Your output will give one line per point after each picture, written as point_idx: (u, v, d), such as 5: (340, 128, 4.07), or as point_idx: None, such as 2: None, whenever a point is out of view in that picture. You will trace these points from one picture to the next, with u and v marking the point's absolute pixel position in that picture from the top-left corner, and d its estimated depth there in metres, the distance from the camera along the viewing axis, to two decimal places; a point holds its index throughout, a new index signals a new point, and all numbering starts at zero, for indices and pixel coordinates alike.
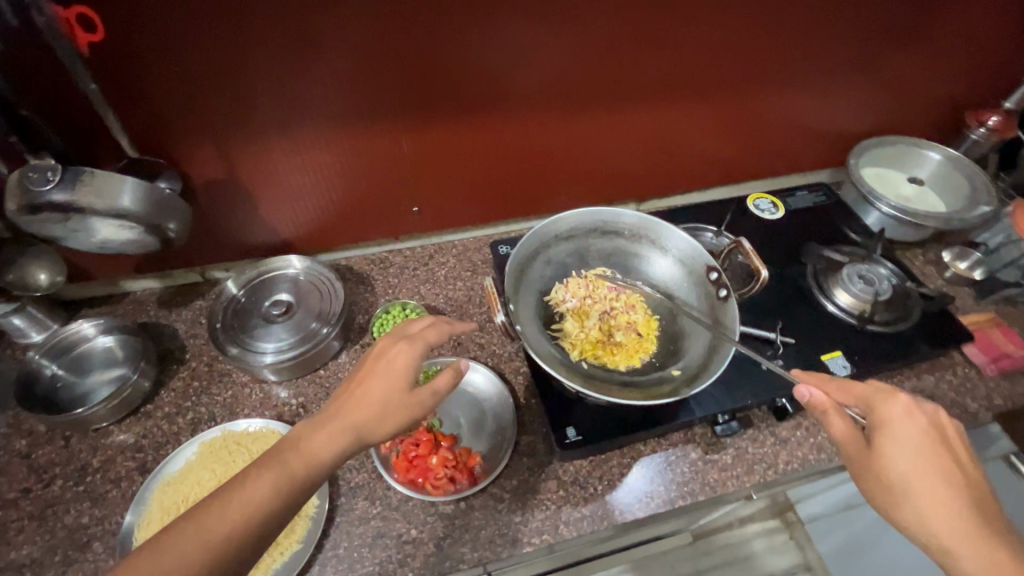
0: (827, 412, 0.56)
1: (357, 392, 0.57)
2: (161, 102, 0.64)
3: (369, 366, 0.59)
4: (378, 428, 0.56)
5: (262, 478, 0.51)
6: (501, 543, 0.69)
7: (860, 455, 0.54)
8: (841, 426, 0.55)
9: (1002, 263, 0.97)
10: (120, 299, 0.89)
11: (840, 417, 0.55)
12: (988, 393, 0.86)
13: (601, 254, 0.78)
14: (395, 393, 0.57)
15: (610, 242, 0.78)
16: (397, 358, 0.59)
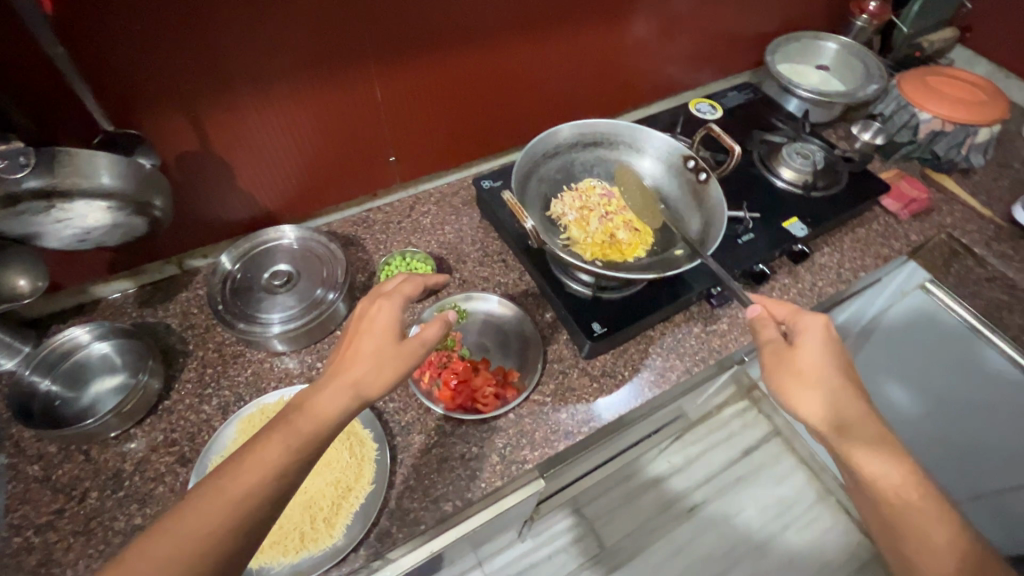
0: (761, 324, 0.66)
1: (349, 352, 0.60)
2: (127, 65, 0.60)
3: (357, 327, 0.62)
4: (376, 382, 0.58)
5: (258, 452, 0.52)
6: (555, 438, 0.75)
7: (781, 354, 0.63)
8: (772, 334, 0.65)
9: (897, 127, 1.14)
10: (93, 307, 0.83)
11: (772, 327, 0.65)
12: (906, 233, 1.03)
13: (589, 163, 0.84)
14: (385, 349, 0.59)
15: (596, 151, 0.84)
16: (378, 314, 0.61)
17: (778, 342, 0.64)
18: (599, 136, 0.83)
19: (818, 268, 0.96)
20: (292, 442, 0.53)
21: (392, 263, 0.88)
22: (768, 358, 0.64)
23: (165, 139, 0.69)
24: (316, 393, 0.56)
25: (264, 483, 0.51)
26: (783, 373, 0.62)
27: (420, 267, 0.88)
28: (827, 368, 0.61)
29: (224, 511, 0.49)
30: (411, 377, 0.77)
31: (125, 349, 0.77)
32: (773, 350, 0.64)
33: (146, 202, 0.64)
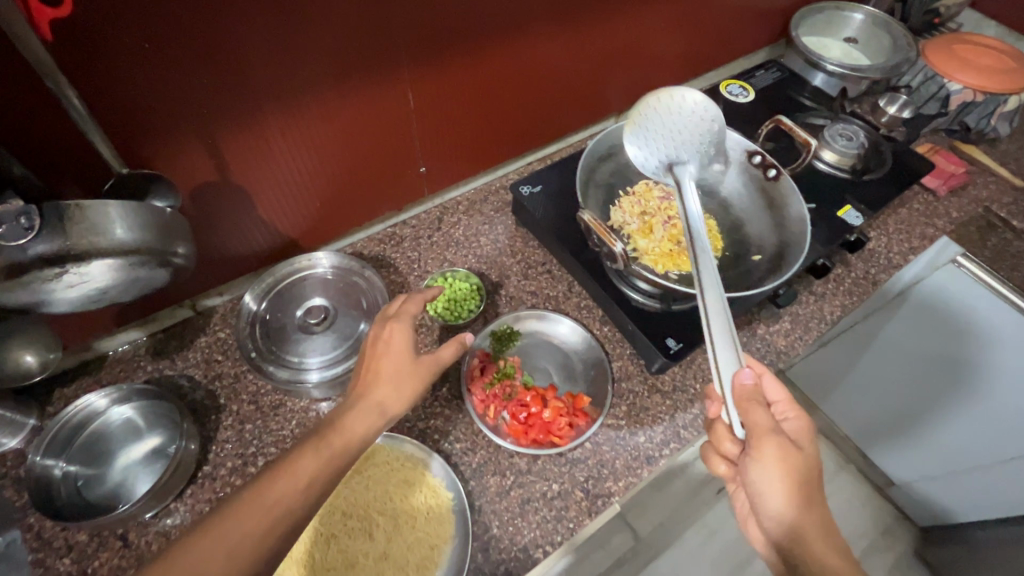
0: (752, 403, 0.48)
1: (368, 373, 0.58)
2: (140, 88, 0.51)
3: (374, 349, 0.59)
4: (399, 400, 0.56)
5: (293, 466, 0.49)
6: (638, 465, 0.70)
7: (779, 446, 0.47)
8: (764, 420, 0.48)
9: (924, 99, 1.11)
10: (101, 365, 0.73)
11: (767, 411, 0.48)
12: (946, 210, 1.02)
13: (661, 118, 0.70)
14: (404, 371, 0.57)
15: (678, 125, 0.69)
16: (394, 337, 0.59)
17: (779, 433, 0.48)
18: (705, 118, 0.69)
19: (868, 255, 0.93)
20: (326, 459, 0.50)
21: (436, 284, 0.81)
22: (763, 452, 0.47)
23: (180, 169, 0.60)
24: (347, 417, 0.53)
25: (304, 498, 0.48)
26: (775, 476, 0.47)
27: (466, 287, 0.81)
28: (814, 476, 0.49)
29: (254, 527, 0.45)
30: (475, 413, 0.71)
31: (149, 413, 0.68)
32: (775, 445, 0.47)
33: (167, 251, 0.54)
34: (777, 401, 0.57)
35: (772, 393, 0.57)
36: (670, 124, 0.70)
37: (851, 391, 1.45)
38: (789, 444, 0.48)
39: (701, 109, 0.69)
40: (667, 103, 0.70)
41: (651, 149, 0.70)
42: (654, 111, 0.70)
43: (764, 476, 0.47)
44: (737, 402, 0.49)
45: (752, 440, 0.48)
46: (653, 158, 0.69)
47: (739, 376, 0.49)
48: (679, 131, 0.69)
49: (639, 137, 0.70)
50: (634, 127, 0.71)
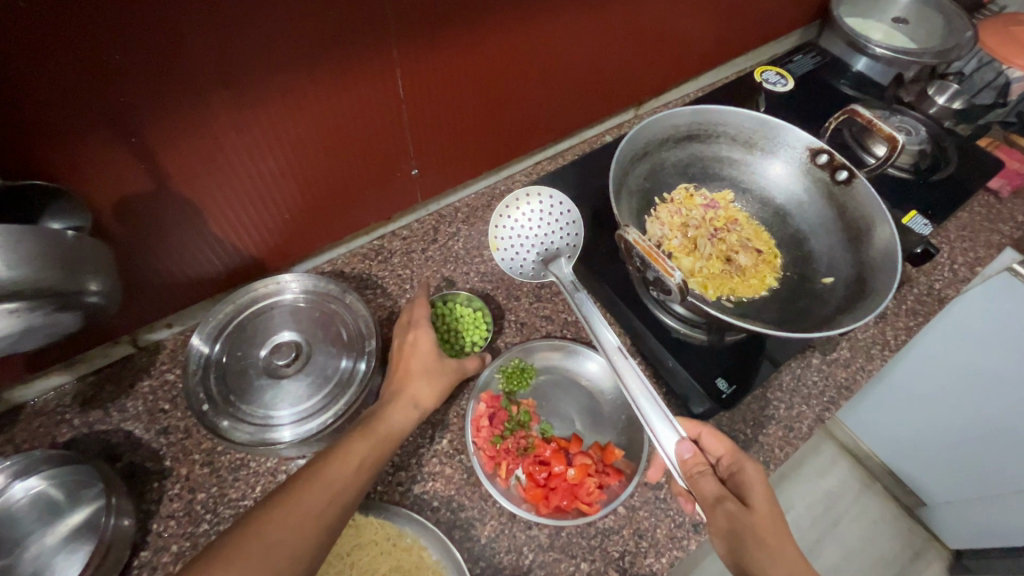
0: (700, 474, 0.47)
1: (397, 370, 0.55)
2: (21, 65, 0.36)
3: (402, 350, 0.56)
4: (432, 394, 0.54)
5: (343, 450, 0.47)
6: (683, 535, 0.57)
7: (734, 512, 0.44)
8: (713, 488, 0.45)
9: (978, 88, 0.99)
10: (13, 420, 0.58)
11: (713, 479, 0.46)
12: (1011, 213, 0.90)
13: (522, 218, 0.71)
14: (435, 370, 0.55)
15: (541, 223, 0.70)
16: (419, 340, 0.56)
17: (730, 498, 0.45)
18: (560, 214, 0.70)
19: (931, 267, 0.81)
20: (373, 449, 0.48)
21: (437, 312, 0.66)
22: (718, 527, 0.44)
23: (98, 177, 0.45)
24: (327, 461, 0.46)
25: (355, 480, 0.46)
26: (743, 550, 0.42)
27: (470, 314, 0.67)
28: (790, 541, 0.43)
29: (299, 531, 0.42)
30: (484, 473, 0.57)
31: (68, 484, 0.53)
32: (727, 515, 0.44)
33: (76, 288, 0.41)
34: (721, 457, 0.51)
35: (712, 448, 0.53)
36: (532, 225, 0.71)
37: (878, 415, 1.32)
38: (742, 507, 0.44)
39: (555, 205, 0.71)
40: (527, 204, 0.71)
41: (522, 250, 0.71)
42: (516, 213, 0.71)
43: (729, 553, 0.43)
44: (687, 480, 0.47)
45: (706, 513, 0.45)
46: (530, 256, 0.70)
47: (678, 451, 0.48)
48: (540, 229, 0.70)
49: (507, 244, 0.70)
50: (499, 232, 0.71)
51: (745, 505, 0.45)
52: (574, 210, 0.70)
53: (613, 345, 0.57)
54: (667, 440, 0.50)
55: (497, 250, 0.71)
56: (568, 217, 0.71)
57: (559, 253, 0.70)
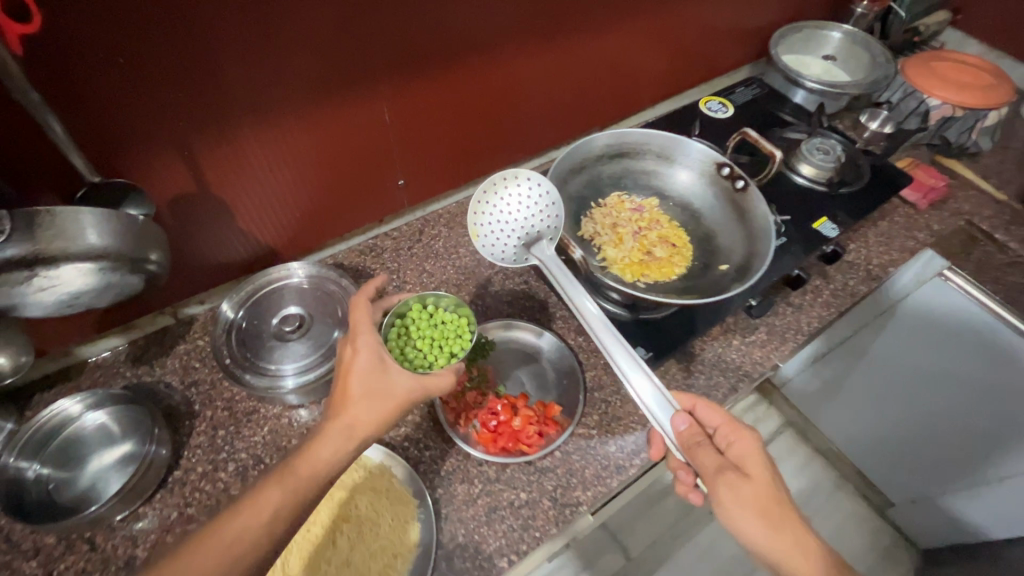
0: (697, 446, 0.57)
1: (338, 394, 0.58)
2: (117, 101, 0.54)
3: (344, 366, 0.60)
4: (368, 421, 0.57)
5: (260, 493, 0.52)
6: (607, 474, 0.70)
7: (733, 481, 0.54)
8: (709, 461, 0.55)
9: (905, 115, 1.13)
10: (81, 371, 0.74)
11: (708, 449, 0.56)
12: (927, 223, 1.02)
13: (503, 204, 0.72)
14: (375, 391, 0.58)
15: (519, 207, 0.72)
16: (355, 359, 0.59)
17: (729, 469, 0.55)
18: (537, 196, 0.71)
19: (847, 267, 0.94)
20: (290, 489, 0.52)
21: (412, 315, 0.72)
22: (719, 491, 0.54)
23: (159, 181, 0.62)
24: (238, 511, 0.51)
25: (264, 525, 0.51)
26: (740, 513, 0.53)
27: (451, 320, 0.73)
28: (778, 502, 0.53)
29: (215, 563, 0.48)
30: (446, 421, 0.71)
31: (123, 418, 0.68)
32: (727, 484, 0.54)
33: (141, 257, 0.57)
34: (717, 426, 0.60)
35: (709, 420, 0.61)
36: (510, 210, 0.72)
37: (864, 410, 1.41)
38: (739, 476, 0.54)
39: (532, 187, 0.71)
40: (505, 188, 0.72)
41: (503, 235, 0.72)
42: (494, 198, 0.72)
43: (730, 513, 0.53)
44: (685, 449, 0.57)
45: (708, 483, 0.55)
46: (511, 241, 0.72)
47: (675, 425, 0.59)
48: (518, 213, 0.72)
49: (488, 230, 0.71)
50: (479, 221, 0.72)
51: (742, 472, 0.55)
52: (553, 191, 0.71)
53: (612, 335, 0.64)
54: (665, 419, 0.60)
55: (478, 237, 0.72)
56: (549, 200, 0.72)
57: (540, 236, 0.71)
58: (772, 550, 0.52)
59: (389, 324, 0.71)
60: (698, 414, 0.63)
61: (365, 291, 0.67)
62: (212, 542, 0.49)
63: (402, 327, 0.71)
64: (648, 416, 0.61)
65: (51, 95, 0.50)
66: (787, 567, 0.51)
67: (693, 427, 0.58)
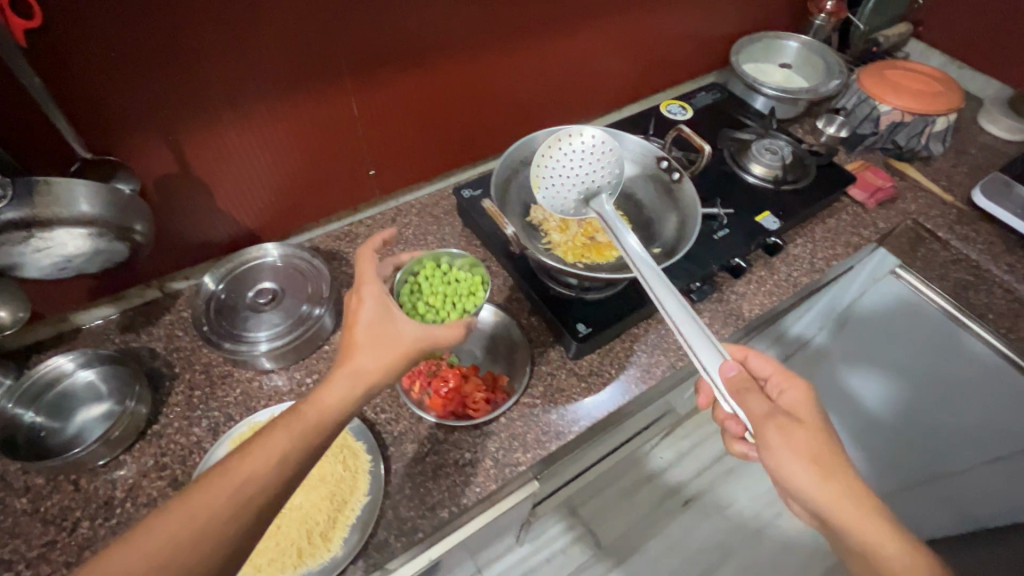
0: (747, 390, 0.60)
1: (345, 344, 0.59)
2: (108, 89, 0.62)
3: (351, 316, 0.60)
4: (375, 369, 0.57)
5: (266, 438, 0.52)
6: (547, 439, 0.76)
7: (782, 426, 0.57)
8: (759, 406, 0.59)
9: (859, 120, 1.18)
10: (76, 335, 0.82)
11: (758, 395, 0.59)
12: (874, 221, 1.07)
13: (566, 160, 0.78)
14: (382, 339, 0.58)
15: (581, 162, 0.78)
16: (359, 308, 0.59)
17: (778, 414, 0.58)
18: (598, 152, 0.78)
19: (792, 259, 0.99)
20: (294, 433, 0.53)
21: (425, 271, 0.79)
22: (769, 434, 0.57)
23: (146, 162, 0.70)
24: (240, 457, 0.51)
25: (269, 470, 0.51)
26: (791, 457, 0.56)
27: (467, 278, 0.80)
28: (828, 446, 0.57)
29: (225, 500, 0.49)
30: (400, 387, 0.78)
31: (110, 377, 0.76)
32: (777, 427, 0.57)
33: (126, 227, 0.64)
34: (769, 374, 0.65)
35: (760, 368, 0.66)
36: (573, 165, 0.78)
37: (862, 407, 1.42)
38: (791, 421, 0.58)
39: (595, 144, 0.78)
40: (569, 144, 0.78)
41: (565, 187, 0.78)
42: (557, 153, 0.79)
43: (779, 453, 0.57)
44: (735, 394, 0.60)
45: (756, 427, 0.58)
46: (571, 193, 0.78)
47: (724, 370, 0.61)
48: (580, 167, 0.78)
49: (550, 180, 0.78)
50: (544, 173, 0.79)
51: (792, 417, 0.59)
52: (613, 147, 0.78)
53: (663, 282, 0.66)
54: (711, 362, 0.63)
55: (540, 187, 0.79)
56: (608, 157, 0.79)
57: (599, 189, 0.79)
58: (817, 494, 0.55)
59: (402, 280, 0.77)
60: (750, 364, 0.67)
61: (372, 242, 0.66)
62: (225, 484, 0.49)
63: (413, 283, 0.78)
64: (695, 358, 0.63)
65: (50, 82, 0.58)
66: (835, 506, 0.55)
67: (742, 374, 0.61)
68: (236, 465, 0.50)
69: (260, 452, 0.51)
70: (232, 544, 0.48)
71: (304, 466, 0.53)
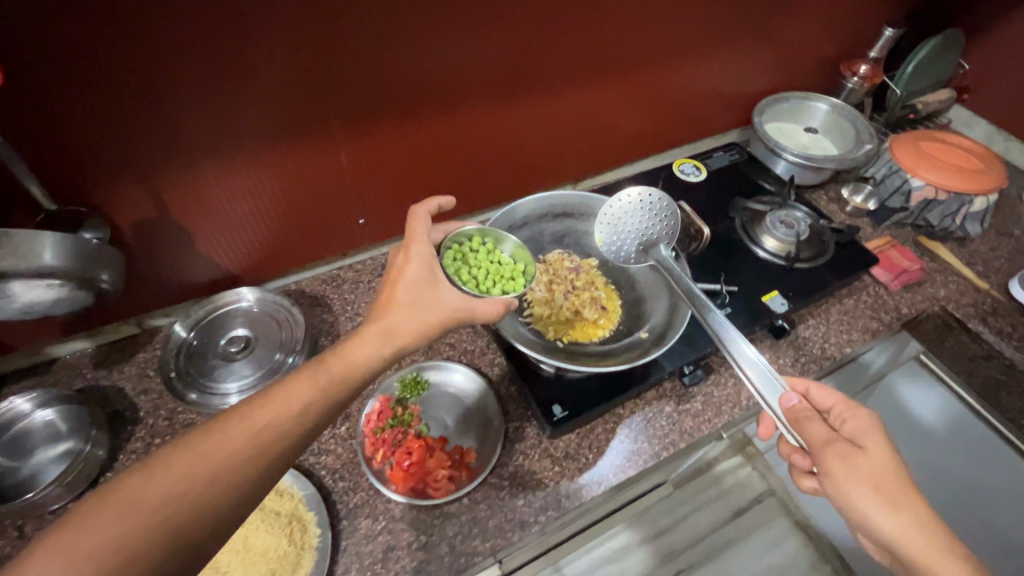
0: (807, 419, 0.57)
1: (382, 300, 0.62)
2: (83, 138, 0.61)
3: (394, 274, 0.65)
4: (410, 326, 0.60)
5: (291, 384, 0.52)
6: (510, 527, 0.71)
7: (847, 454, 0.54)
8: (821, 433, 0.56)
9: (889, 192, 1.10)
10: (48, 368, 0.81)
11: (820, 424, 0.57)
12: (896, 304, 0.99)
13: (624, 212, 0.78)
14: (417, 298, 0.61)
15: (640, 217, 0.78)
16: (405, 268, 0.64)
17: (841, 441, 0.55)
18: (657, 207, 0.77)
19: (802, 342, 0.92)
20: (321, 381, 0.53)
21: (473, 244, 0.74)
22: (831, 464, 0.53)
23: (124, 207, 0.69)
24: (265, 398, 0.50)
25: (289, 419, 0.50)
26: (852, 484, 0.52)
27: (512, 264, 0.75)
28: (899, 481, 0.53)
29: (241, 445, 0.47)
30: (362, 455, 0.74)
31: (73, 417, 0.74)
32: (839, 455, 0.54)
33: (93, 277, 0.64)
34: (833, 407, 0.62)
35: (824, 402, 0.63)
36: (632, 220, 0.78)
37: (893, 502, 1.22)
38: (853, 450, 0.54)
39: (653, 200, 0.78)
40: (627, 201, 0.78)
41: (625, 240, 0.77)
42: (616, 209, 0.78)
43: (844, 488, 0.52)
44: (795, 424, 0.58)
45: (817, 454, 0.55)
46: (631, 245, 0.77)
47: (786, 401, 0.59)
48: (639, 222, 0.77)
49: (610, 234, 0.78)
50: (604, 229, 0.78)
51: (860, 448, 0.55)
52: (671, 202, 0.77)
53: (719, 318, 0.66)
54: (773, 396, 0.61)
55: (602, 241, 0.78)
56: (665, 210, 0.78)
57: (659, 240, 0.76)
58: (888, 529, 0.51)
59: (450, 246, 0.72)
60: (812, 397, 0.65)
61: (426, 205, 0.72)
62: (247, 422, 0.48)
63: (457, 252, 0.72)
64: (756, 393, 0.62)
65: (19, 132, 0.57)
66: (909, 547, 0.50)
67: (804, 404, 0.59)
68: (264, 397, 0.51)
69: (281, 397, 0.50)
70: (239, 492, 0.46)
71: (321, 421, 0.52)
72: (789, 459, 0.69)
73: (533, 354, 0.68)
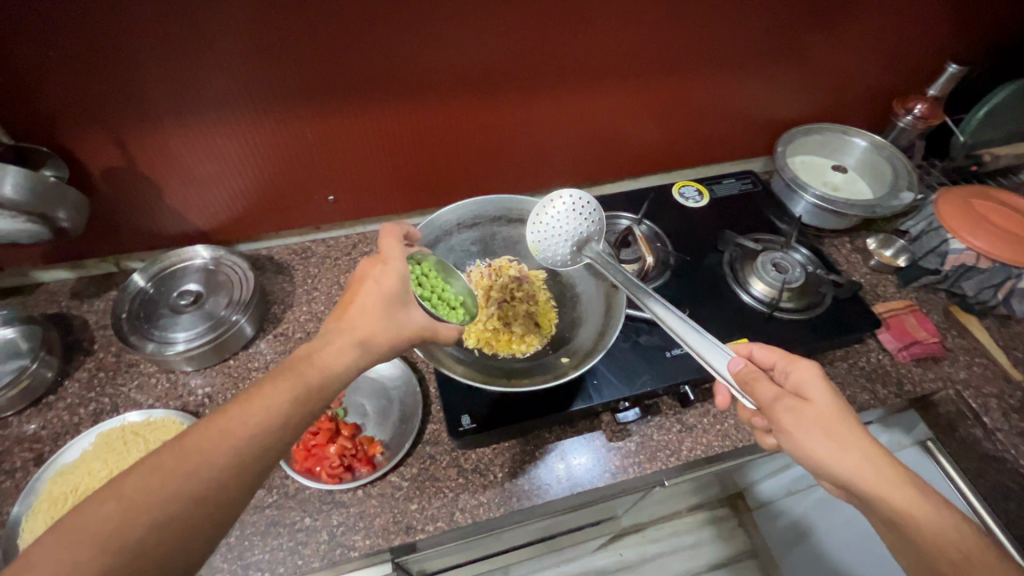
0: (755, 378, 0.54)
1: (346, 302, 0.57)
2: (48, 88, 0.64)
3: (360, 275, 0.59)
4: (383, 335, 0.55)
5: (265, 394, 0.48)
6: (394, 530, 0.69)
7: (793, 405, 0.51)
8: (769, 390, 0.52)
9: (924, 251, 0.94)
10: (32, 290, 0.88)
11: (768, 381, 0.53)
12: (899, 379, 0.86)
13: (555, 220, 0.73)
14: (382, 306, 0.56)
15: (571, 222, 0.73)
16: (383, 275, 0.59)
17: (788, 396, 0.52)
18: (584, 209, 0.74)
19: None
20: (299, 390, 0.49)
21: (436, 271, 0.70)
22: (781, 420, 0.51)
23: (92, 153, 0.73)
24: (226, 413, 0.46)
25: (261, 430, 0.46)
26: (805, 435, 0.50)
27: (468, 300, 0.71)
28: (842, 420, 0.50)
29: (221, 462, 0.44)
30: None
31: (31, 338, 0.80)
32: (787, 409, 0.51)
33: (48, 214, 0.68)
34: (776, 363, 0.59)
35: (765, 361, 0.60)
36: (563, 225, 0.74)
37: None
38: (801, 402, 0.51)
39: (579, 202, 0.74)
40: (556, 206, 0.74)
41: (559, 248, 0.74)
42: (548, 214, 0.74)
43: (798, 442, 0.50)
44: (744, 387, 0.54)
45: (767, 413, 0.52)
46: (565, 252, 0.74)
47: (731, 366, 0.56)
48: (570, 228, 0.74)
49: (547, 244, 0.74)
50: (538, 240, 0.74)
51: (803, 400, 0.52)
52: (594, 200, 0.74)
53: (655, 300, 0.64)
54: (721, 364, 0.58)
55: (540, 252, 0.74)
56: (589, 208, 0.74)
57: (589, 238, 0.74)
58: (842, 469, 0.48)
59: (416, 267, 0.67)
60: (754, 358, 0.62)
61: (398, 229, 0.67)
62: (221, 436, 0.45)
63: (422, 272, 0.68)
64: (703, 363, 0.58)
65: None
66: (862, 483, 0.48)
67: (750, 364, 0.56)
68: (221, 419, 0.46)
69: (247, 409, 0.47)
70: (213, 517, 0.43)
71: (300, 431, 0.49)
72: (748, 421, 0.64)
73: (450, 370, 0.67)
